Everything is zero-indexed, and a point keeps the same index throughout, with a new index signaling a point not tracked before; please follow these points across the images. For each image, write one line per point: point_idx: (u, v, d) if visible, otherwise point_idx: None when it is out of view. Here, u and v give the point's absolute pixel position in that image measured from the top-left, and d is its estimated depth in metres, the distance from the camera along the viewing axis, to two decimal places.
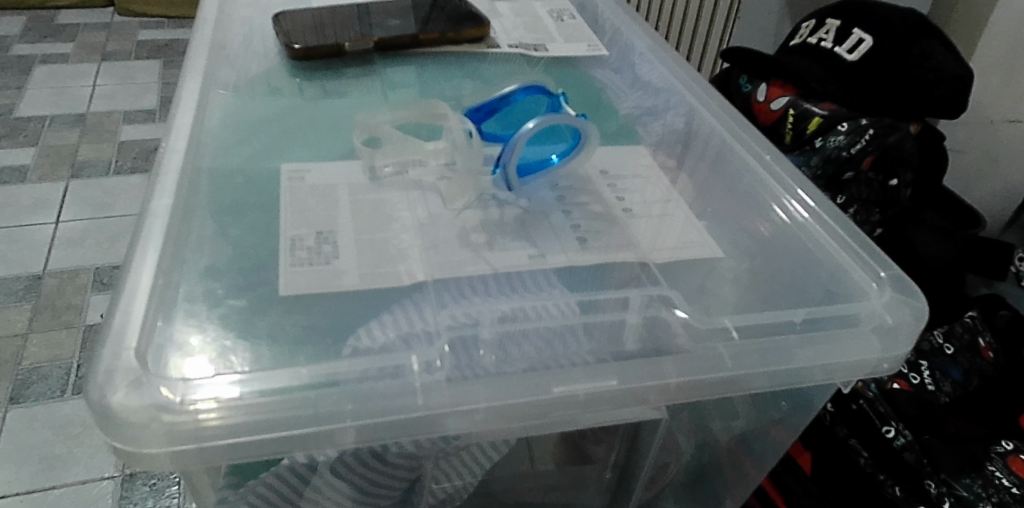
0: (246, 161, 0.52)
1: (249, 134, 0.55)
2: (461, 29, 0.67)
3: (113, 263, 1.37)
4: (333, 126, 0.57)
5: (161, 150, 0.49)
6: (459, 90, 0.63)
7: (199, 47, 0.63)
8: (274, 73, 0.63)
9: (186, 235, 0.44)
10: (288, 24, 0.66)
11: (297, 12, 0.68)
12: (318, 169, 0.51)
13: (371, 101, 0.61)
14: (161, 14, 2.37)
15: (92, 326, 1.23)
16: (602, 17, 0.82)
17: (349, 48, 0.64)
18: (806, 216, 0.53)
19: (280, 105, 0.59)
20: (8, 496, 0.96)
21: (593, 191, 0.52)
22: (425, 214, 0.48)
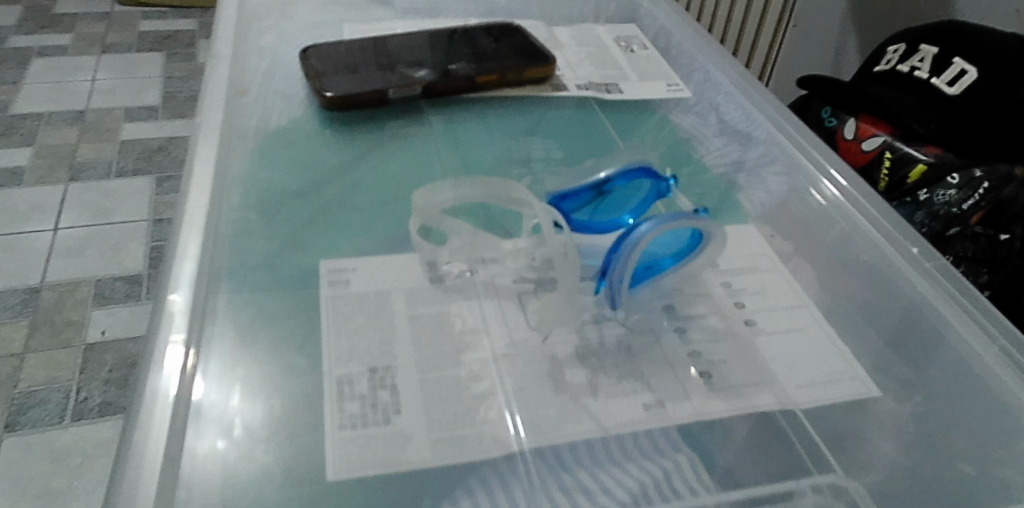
0: (274, 257, 0.42)
1: (276, 217, 0.45)
2: (524, 69, 0.56)
3: (125, 275, 1.25)
4: (377, 205, 0.47)
5: (169, 256, 0.39)
6: (529, 148, 0.53)
7: (212, 95, 0.53)
8: (299, 132, 0.53)
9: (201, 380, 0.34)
10: (318, 63, 0.55)
11: (333, 43, 0.58)
12: (366, 268, 0.41)
13: (424, 165, 0.51)
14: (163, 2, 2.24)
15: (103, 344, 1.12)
16: (675, 45, 0.70)
17: (393, 94, 0.54)
18: (840, 193, 0.53)
19: (311, 175, 0.49)
20: None
21: (708, 297, 0.42)
22: (504, 344, 0.37)
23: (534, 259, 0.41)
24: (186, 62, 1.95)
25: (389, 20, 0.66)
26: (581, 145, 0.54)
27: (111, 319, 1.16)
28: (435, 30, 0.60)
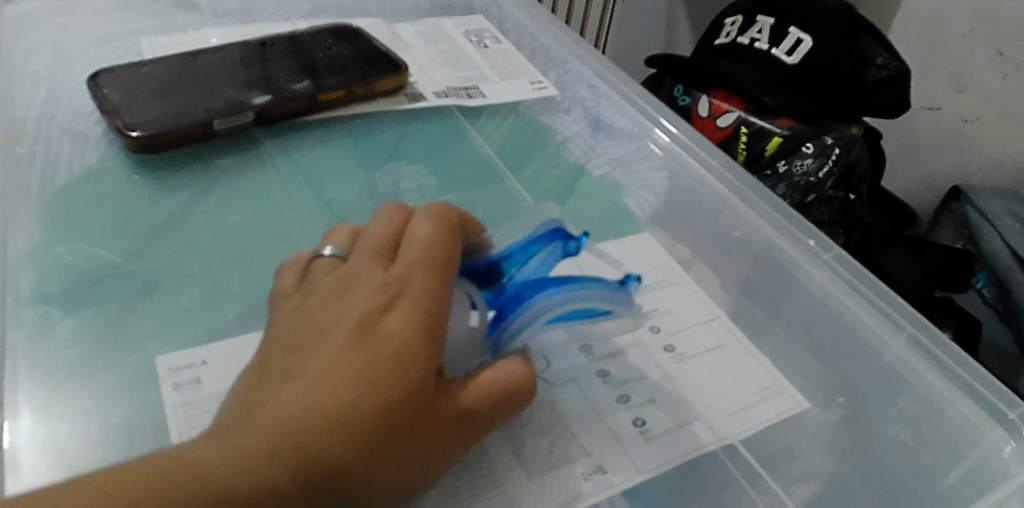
0: (92, 356, 0.33)
1: (80, 302, 0.35)
2: (373, 81, 0.48)
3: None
4: (221, 269, 0.38)
5: None
6: (398, 176, 0.47)
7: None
8: (96, 185, 0.41)
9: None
10: (113, 93, 0.44)
11: (132, 64, 0.46)
12: (225, 357, 0.32)
13: (275, 211, 0.43)
14: None
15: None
16: (523, 27, 0.64)
17: (220, 126, 0.44)
18: (670, 142, 0.53)
19: (127, 237, 0.39)
20: None
21: (620, 327, 0.39)
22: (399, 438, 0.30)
23: None
24: None
25: (194, 28, 0.55)
26: (453, 175, 0.48)
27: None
28: (254, 40, 0.50)
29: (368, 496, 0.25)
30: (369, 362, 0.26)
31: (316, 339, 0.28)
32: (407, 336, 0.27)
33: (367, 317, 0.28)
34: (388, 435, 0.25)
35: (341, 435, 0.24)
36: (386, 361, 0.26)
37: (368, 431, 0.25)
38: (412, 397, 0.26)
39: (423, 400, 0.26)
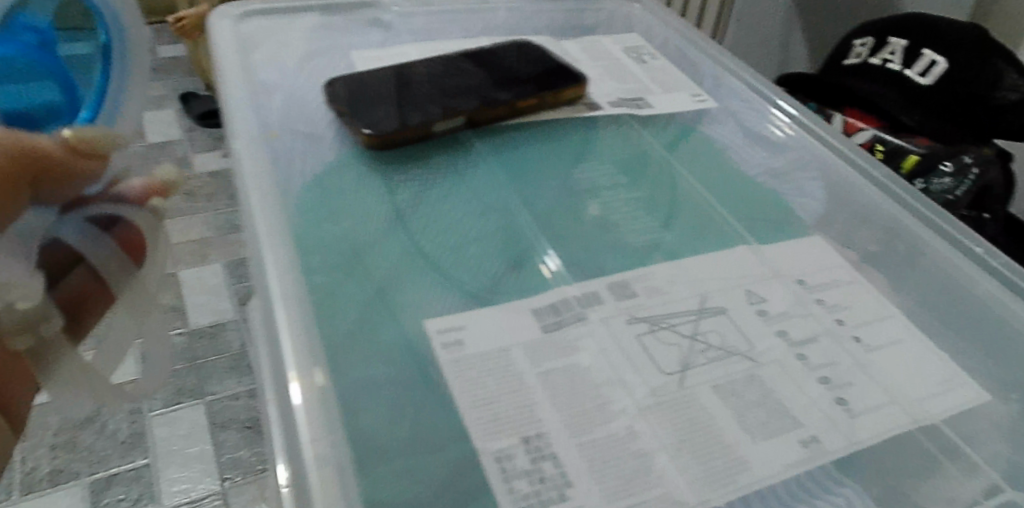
0: (368, 323, 0.37)
1: (347, 279, 0.39)
2: (558, 92, 0.50)
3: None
4: (456, 256, 0.42)
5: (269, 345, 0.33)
6: (595, 177, 0.48)
7: (242, 144, 0.43)
8: (334, 170, 0.44)
9: (346, 466, 0.31)
10: (342, 101, 0.47)
11: (349, 74, 0.49)
12: (478, 325, 0.38)
13: (488, 205, 0.45)
14: None
15: (217, 398, 0.82)
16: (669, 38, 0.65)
17: (438, 127, 0.46)
18: (790, 123, 0.57)
19: (374, 219, 0.42)
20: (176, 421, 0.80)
21: (807, 315, 0.42)
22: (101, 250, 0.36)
23: (639, 301, 0.41)
24: None
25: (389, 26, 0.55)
26: (642, 179, 0.49)
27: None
28: (444, 50, 0.52)
29: None
30: None
31: None
32: None
33: None
34: None
35: None
36: None
37: None
38: None
39: None
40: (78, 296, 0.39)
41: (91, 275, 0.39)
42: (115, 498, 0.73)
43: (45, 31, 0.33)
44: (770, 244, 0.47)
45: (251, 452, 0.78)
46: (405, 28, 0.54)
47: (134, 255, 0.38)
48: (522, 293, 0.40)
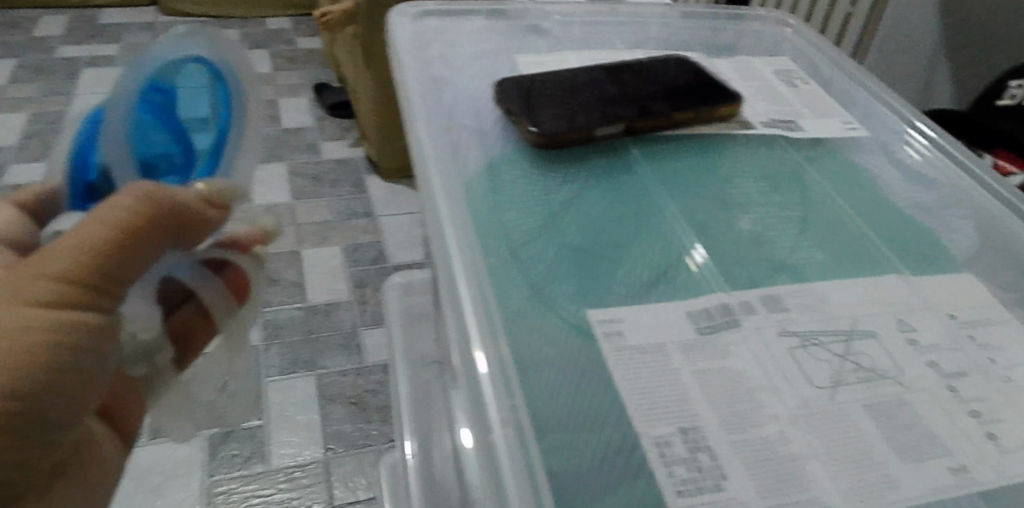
0: (540, 302, 0.40)
1: (518, 261, 0.42)
2: (716, 107, 0.51)
3: (395, 263, 1.01)
4: (616, 252, 0.44)
5: (460, 316, 0.37)
6: (743, 190, 0.50)
7: (424, 134, 0.47)
8: (503, 163, 0.47)
9: (525, 430, 0.33)
10: (514, 98, 0.49)
11: (519, 76, 0.51)
12: (635, 320, 0.40)
13: (644, 209, 0.47)
14: (210, 12, 1.89)
15: (327, 372, 0.87)
16: (820, 63, 0.65)
17: (599, 133, 0.48)
18: (928, 145, 0.58)
19: (541, 211, 0.45)
20: (290, 394, 0.84)
21: (959, 347, 0.42)
22: (210, 285, 0.48)
23: (791, 315, 0.42)
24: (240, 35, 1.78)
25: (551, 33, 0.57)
26: (788, 196, 0.50)
27: (373, 336, 0.92)
28: (606, 61, 0.54)
29: None
30: None
31: None
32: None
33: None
34: None
35: None
36: None
37: None
38: None
39: None
40: (186, 327, 0.51)
41: (192, 311, 0.51)
42: (229, 452, 0.78)
43: (169, 93, 0.43)
44: (923, 277, 0.46)
45: (354, 427, 0.82)
46: (566, 36, 0.57)
47: (234, 293, 0.51)
48: (679, 293, 0.42)
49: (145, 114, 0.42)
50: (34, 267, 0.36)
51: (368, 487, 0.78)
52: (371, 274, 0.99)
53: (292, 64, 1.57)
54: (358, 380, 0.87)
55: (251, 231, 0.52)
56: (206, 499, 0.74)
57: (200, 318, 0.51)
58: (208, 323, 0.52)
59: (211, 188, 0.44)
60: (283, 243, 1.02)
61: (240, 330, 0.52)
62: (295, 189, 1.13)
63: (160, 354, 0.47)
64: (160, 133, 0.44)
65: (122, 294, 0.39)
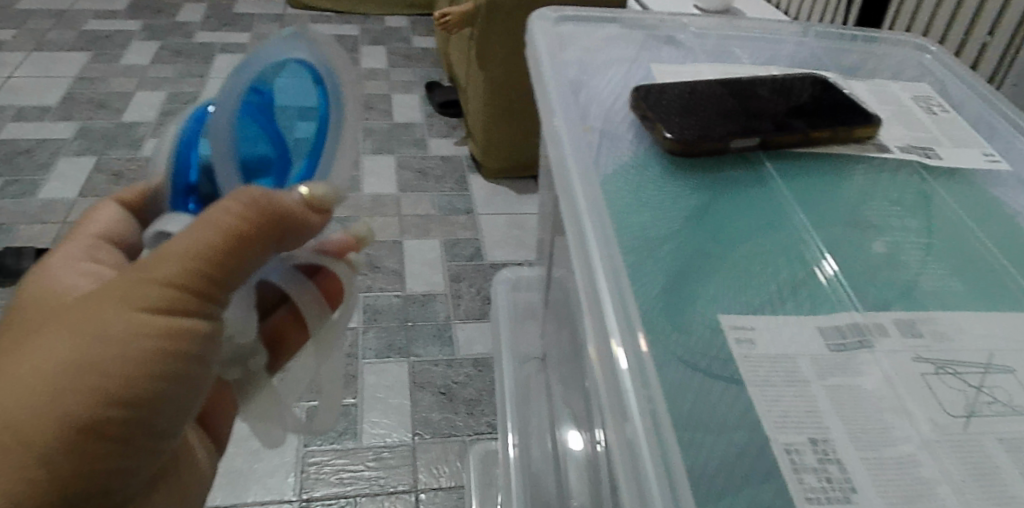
0: (676, 302, 0.42)
1: (653, 263, 0.43)
2: (852, 129, 0.51)
3: (490, 261, 1.06)
4: (748, 262, 0.44)
5: (600, 307, 0.38)
6: (876, 212, 0.49)
7: (564, 130, 0.48)
8: (637, 166, 0.48)
9: (662, 420, 0.34)
10: (653, 102, 0.50)
11: (656, 82, 0.52)
12: (769, 328, 0.40)
13: (773, 223, 0.47)
14: (330, 6, 1.98)
15: (419, 360, 0.91)
16: (962, 88, 0.62)
17: (734, 146, 0.49)
18: None
19: (672, 218, 0.46)
20: (383, 375, 0.88)
21: None
22: (303, 292, 0.49)
23: (926, 341, 0.41)
24: (358, 32, 1.86)
25: (685, 44, 0.59)
26: (923, 223, 0.49)
27: (465, 330, 0.95)
28: (743, 74, 0.55)
29: (92, 375, 0.35)
30: (53, 325, 0.36)
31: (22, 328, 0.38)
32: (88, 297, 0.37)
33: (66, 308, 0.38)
34: (74, 352, 0.35)
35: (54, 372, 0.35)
36: (72, 312, 0.37)
37: (58, 352, 0.35)
38: (68, 320, 0.36)
39: (78, 318, 0.36)
40: (278, 328, 0.54)
41: (286, 313, 0.54)
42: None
43: (266, 95, 0.44)
44: None
45: (441, 416, 0.85)
46: (699, 49, 0.58)
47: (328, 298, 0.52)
48: (815, 306, 0.42)
49: (244, 114, 0.43)
50: (146, 275, 0.37)
51: (450, 476, 0.80)
52: (467, 270, 1.04)
53: (407, 62, 1.69)
54: (448, 371, 0.90)
55: (344, 238, 0.51)
56: (300, 467, 0.78)
57: (292, 320, 0.55)
58: (300, 324, 0.55)
59: (313, 193, 0.43)
60: (387, 233, 1.09)
61: (329, 337, 0.54)
62: (401, 182, 1.21)
63: (253, 359, 0.49)
64: (257, 135, 0.45)
65: (222, 299, 0.40)
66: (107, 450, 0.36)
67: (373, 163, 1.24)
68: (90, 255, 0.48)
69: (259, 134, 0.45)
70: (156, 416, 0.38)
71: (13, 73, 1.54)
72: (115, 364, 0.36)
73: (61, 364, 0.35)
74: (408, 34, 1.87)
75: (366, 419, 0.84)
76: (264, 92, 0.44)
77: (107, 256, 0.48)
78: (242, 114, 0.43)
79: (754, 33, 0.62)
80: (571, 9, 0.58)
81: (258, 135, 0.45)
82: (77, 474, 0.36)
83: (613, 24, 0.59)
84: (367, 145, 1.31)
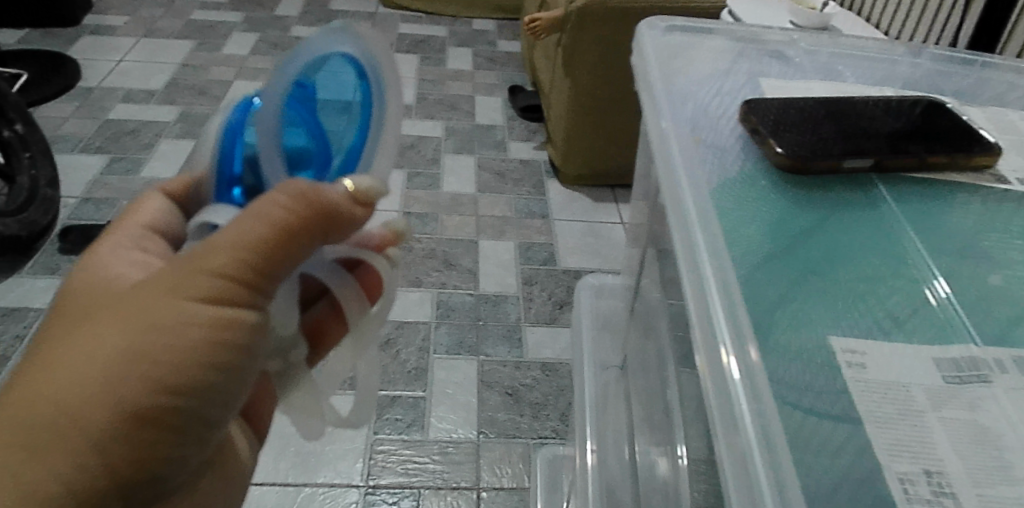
0: (789, 321, 0.40)
1: (764, 277, 0.42)
2: (969, 156, 0.49)
3: (563, 267, 1.11)
4: (859, 286, 0.43)
5: (710, 315, 0.38)
6: (996, 244, 0.46)
7: (673, 142, 0.49)
8: (745, 182, 0.48)
9: (774, 434, 0.34)
10: (763, 118, 0.50)
11: (767, 99, 0.52)
12: (881, 353, 0.38)
13: (884, 249, 0.45)
14: (424, 7, 2.03)
15: (489, 359, 0.94)
16: None
17: (847, 166, 0.48)
18: None
19: (780, 236, 0.45)
20: (453, 371, 0.92)
21: None
22: (343, 284, 0.48)
23: None
24: (447, 34, 1.91)
25: (794, 59, 0.59)
26: None
27: (534, 333, 0.99)
28: (856, 94, 0.54)
29: (143, 367, 0.36)
30: (106, 315, 0.37)
31: (74, 314, 0.39)
32: (138, 287, 0.38)
33: (116, 296, 0.39)
34: (126, 344, 0.36)
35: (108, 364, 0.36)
36: (123, 303, 0.38)
37: (112, 344, 0.36)
38: (120, 311, 0.37)
39: (129, 310, 0.37)
40: (320, 323, 0.52)
41: (328, 308, 0.52)
42: (394, 416, 0.85)
43: (310, 88, 0.43)
44: None
45: (507, 417, 0.87)
46: (808, 66, 0.58)
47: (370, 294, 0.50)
48: (936, 335, 0.40)
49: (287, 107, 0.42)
50: (195, 270, 0.37)
51: (512, 477, 0.81)
52: (539, 274, 1.09)
53: (491, 66, 1.75)
54: (516, 373, 0.92)
55: (383, 233, 0.51)
56: (369, 454, 0.81)
57: (333, 315, 0.52)
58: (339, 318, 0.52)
59: (358, 186, 0.41)
60: (466, 232, 1.17)
61: (368, 331, 0.51)
62: (481, 182, 1.30)
63: (293, 351, 0.49)
64: (301, 130, 0.44)
65: (269, 291, 0.40)
66: (160, 435, 0.38)
67: (455, 162, 1.35)
68: (136, 244, 0.46)
69: (302, 129, 0.44)
70: (205, 403, 0.40)
71: (124, 57, 1.63)
72: (167, 356, 0.37)
73: (114, 355, 0.36)
74: (493, 39, 1.91)
75: (433, 412, 0.86)
76: (308, 86, 0.43)
77: (155, 246, 0.47)
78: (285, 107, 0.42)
79: (871, 54, 0.61)
80: (681, 20, 0.60)
81: (301, 129, 0.44)
82: (134, 457, 0.37)
83: (721, 37, 0.60)
84: (450, 144, 1.40)
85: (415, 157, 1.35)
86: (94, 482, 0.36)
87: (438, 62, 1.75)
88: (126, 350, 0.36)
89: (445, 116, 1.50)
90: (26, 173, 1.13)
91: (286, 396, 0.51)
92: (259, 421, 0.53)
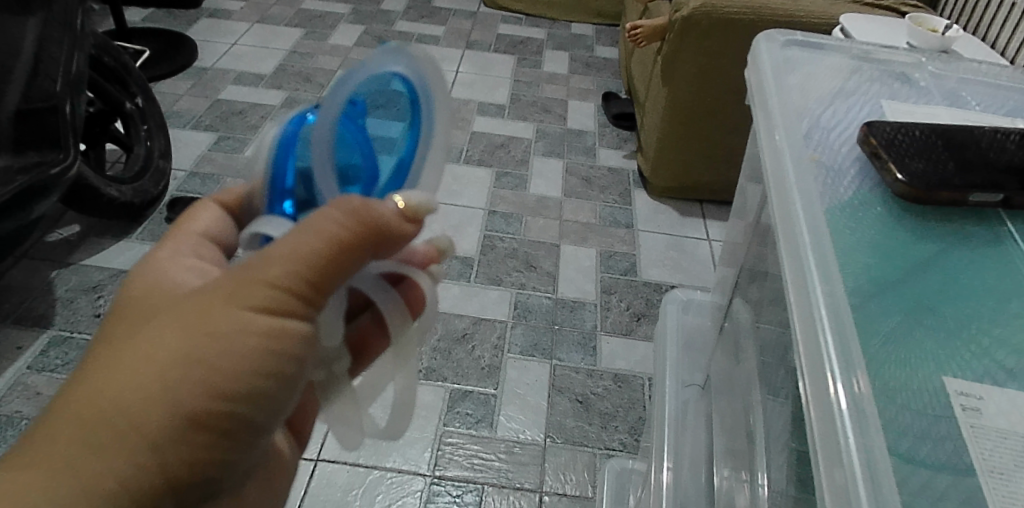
0: (901, 354, 0.38)
1: (878, 307, 0.40)
2: None
3: (645, 279, 1.10)
4: (978, 328, 0.40)
5: (819, 340, 0.37)
6: None
7: (785, 161, 0.48)
8: (859, 207, 0.46)
9: (880, 468, 0.32)
10: (885, 140, 0.47)
11: (889, 122, 0.49)
12: (1000, 398, 0.36)
13: (1007, 291, 0.42)
14: (521, 10, 2.05)
15: (562, 364, 0.94)
16: None
17: (973, 199, 0.45)
18: None
19: (894, 266, 0.42)
20: (526, 371, 0.93)
21: None
22: (388, 301, 0.45)
23: None
24: (545, 37, 1.92)
25: (919, 83, 0.56)
26: None
27: (610, 343, 0.98)
28: (989, 122, 0.51)
29: (199, 371, 0.34)
30: (161, 319, 0.36)
31: (128, 320, 0.38)
32: (195, 295, 0.37)
33: (170, 303, 0.38)
34: (184, 347, 0.34)
35: (162, 367, 0.34)
36: (180, 308, 0.36)
37: (169, 346, 0.34)
38: (177, 316, 0.36)
39: (188, 314, 0.35)
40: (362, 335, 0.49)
41: (370, 319, 0.49)
42: (463, 410, 0.87)
43: (359, 104, 0.43)
44: None
45: (575, 424, 0.87)
46: (936, 92, 0.55)
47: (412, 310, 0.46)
48: None
49: (341, 125, 0.42)
50: (255, 275, 0.36)
51: (576, 485, 0.80)
52: (619, 284, 1.08)
53: (586, 71, 1.75)
54: (588, 381, 0.92)
55: (427, 249, 0.48)
56: (437, 444, 0.83)
57: (376, 328, 0.49)
58: (383, 330, 0.49)
59: (409, 204, 0.42)
60: (549, 235, 1.17)
61: (411, 346, 0.47)
62: (567, 187, 1.30)
63: (337, 363, 0.45)
64: (353, 147, 0.43)
65: (323, 303, 0.39)
66: (213, 445, 0.35)
67: (544, 165, 1.35)
68: (193, 251, 0.46)
69: (355, 144, 0.43)
70: (260, 414, 0.37)
71: (239, 42, 1.72)
72: (223, 362, 0.35)
73: (169, 358, 0.34)
74: (591, 45, 1.91)
75: (502, 411, 0.87)
76: (360, 102, 0.43)
77: (210, 253, 0.46)
78: (339, 125, 0.42)
79: (1007, 84, 0.57)
80: (801, 35, 0.59)
81: (354, 146, 0.43)
82: (187, 465, 0.35)
83: (841, 56, 0.58)
84: (540, 146, 1.41)
85: (505, 156, 1.36)
86: (146, 488, 0.33)
87: (534, 64, 1.76)
88: (182, 353, 0.34)
89: (537, 117, 1.51)
90: (143, 144, 1.22)
91: (327, 406, 0.47)
92: (304, 429, 0.51)
